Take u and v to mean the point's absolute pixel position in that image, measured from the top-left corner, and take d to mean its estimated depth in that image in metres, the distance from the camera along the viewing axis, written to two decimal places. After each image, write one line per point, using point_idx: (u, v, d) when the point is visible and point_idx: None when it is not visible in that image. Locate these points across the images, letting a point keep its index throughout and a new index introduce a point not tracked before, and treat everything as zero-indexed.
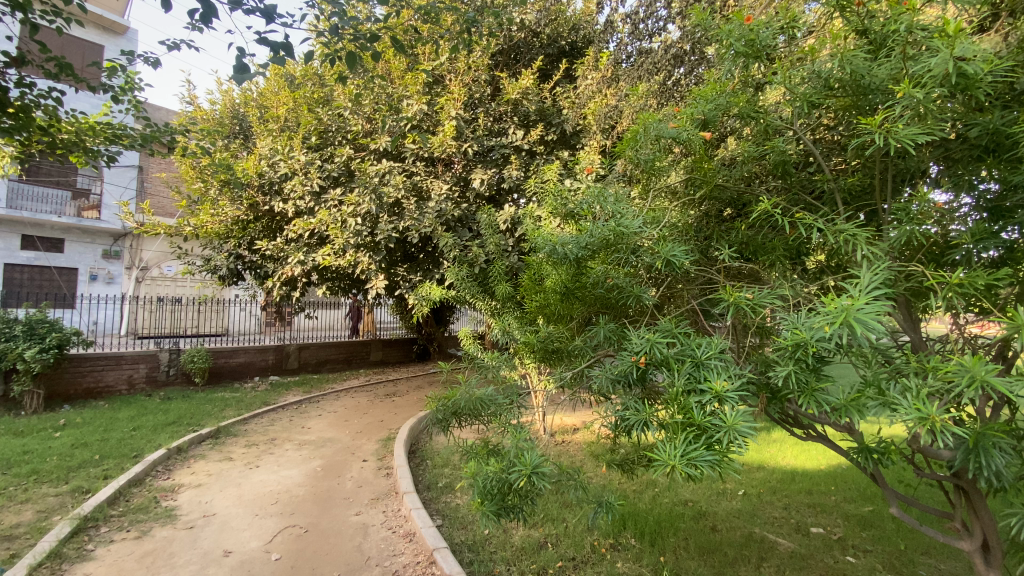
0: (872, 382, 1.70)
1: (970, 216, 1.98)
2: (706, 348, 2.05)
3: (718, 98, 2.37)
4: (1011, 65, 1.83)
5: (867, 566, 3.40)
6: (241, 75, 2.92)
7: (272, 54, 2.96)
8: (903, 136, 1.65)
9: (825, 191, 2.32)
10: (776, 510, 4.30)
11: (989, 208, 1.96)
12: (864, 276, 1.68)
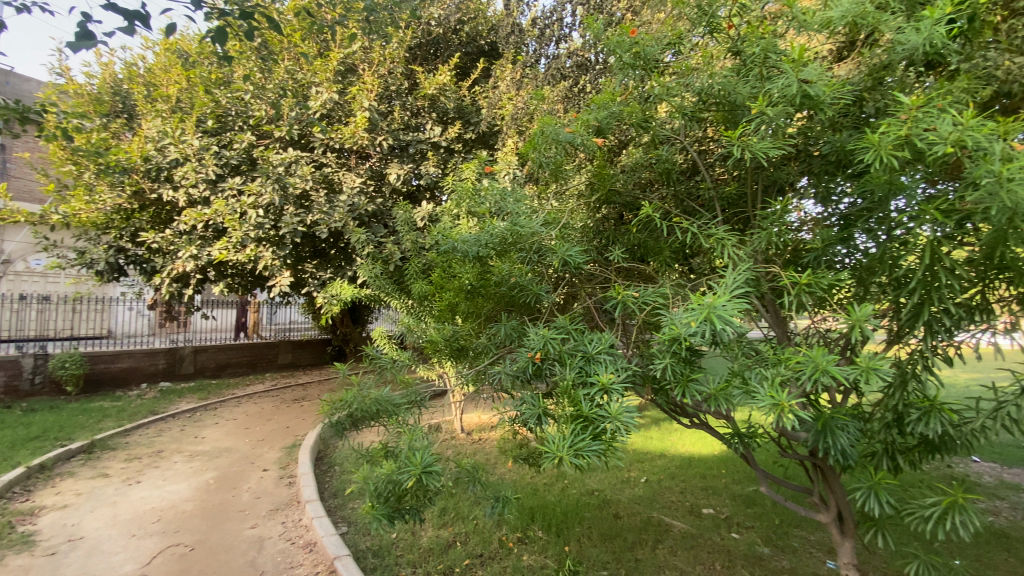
0: (737, 372, 1.88)
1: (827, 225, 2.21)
2: (597, 343, 2.16)
3: (612, 107, 2.49)
4: (860, 90, 2.06)
5: (748, 541, 3.73)
6: (83, 43, 2.69)
7: (124, 23, 2.74)
8: (757, 149, 1.85)
9: (708, 199, 2.51)
10: (674, 494, 4.61)
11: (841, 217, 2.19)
12: (727, 276, 1.88)
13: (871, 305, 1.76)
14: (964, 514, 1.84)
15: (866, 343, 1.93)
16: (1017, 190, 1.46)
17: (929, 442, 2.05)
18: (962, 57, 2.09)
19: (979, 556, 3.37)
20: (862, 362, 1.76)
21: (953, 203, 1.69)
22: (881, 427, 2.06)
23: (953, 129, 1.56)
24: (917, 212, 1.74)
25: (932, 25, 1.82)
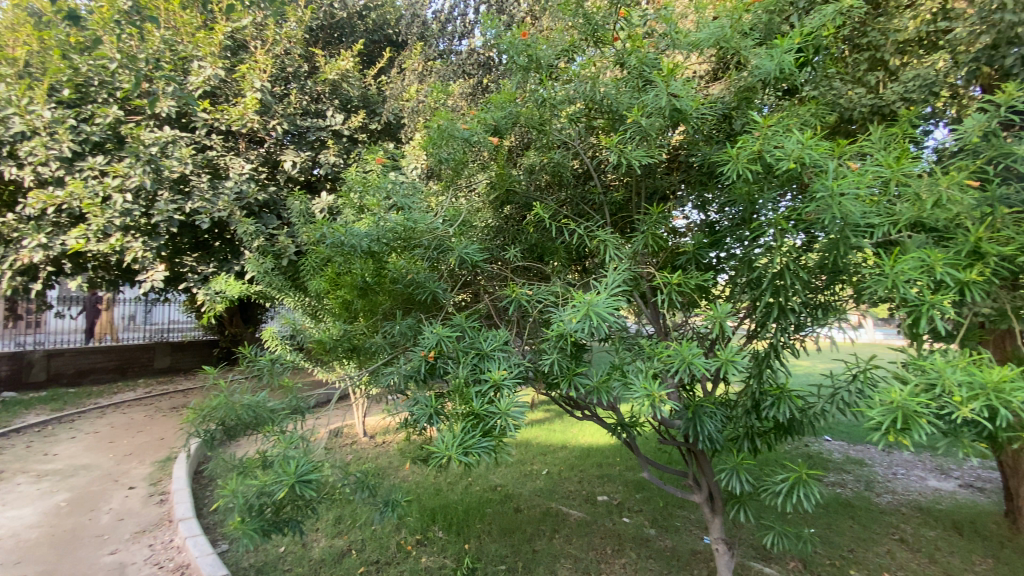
0: (619, 366, 1.98)
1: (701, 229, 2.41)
2: (491, 340, 2.16)
3: (508, 107, 2.49)
4: (727, 108, 2.25)
5: (636, 524, 3.98)
6: None
7: None
8: (630, 157, 1.98)
9: (599, 202, 2.62)
10: (572, 484, 4.81)
11: (715, 223, 2.36)
12: (608, 276, 1.98)
13: (732, 303, 1.94)
14: (808, 488, 2.08)
15: (729, 338, 2.10)
16: (845, 203, 1.66)
17: (782, 425, 2.29)
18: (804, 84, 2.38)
19: (826, 522, 3.88)
20: (724, 355, 1.92)
21: (799, 213, 1.88)
22: (743, 413, 2.27)
23: (796, 148, 1.73)
24: (770, 220, 1.92)
25: (783, 53, 2.03)
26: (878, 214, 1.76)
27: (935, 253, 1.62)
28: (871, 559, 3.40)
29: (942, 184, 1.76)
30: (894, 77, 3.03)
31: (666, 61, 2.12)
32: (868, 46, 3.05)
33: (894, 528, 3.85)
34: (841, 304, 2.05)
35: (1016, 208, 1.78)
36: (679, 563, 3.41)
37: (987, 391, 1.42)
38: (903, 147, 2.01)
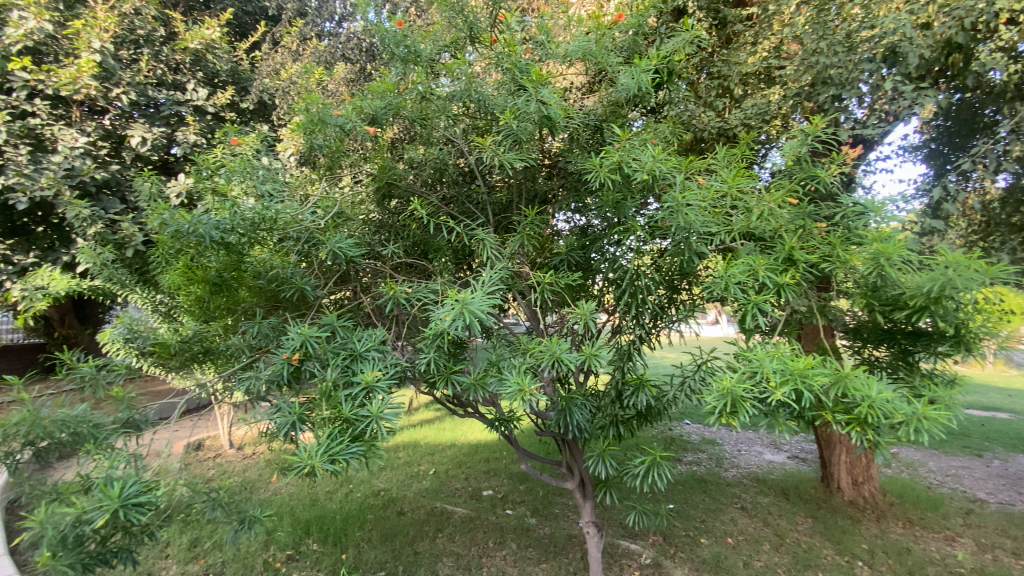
0: (495, 363, 2.01)
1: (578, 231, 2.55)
2: (366, 340, 2.07)
3: (387, 98, 2.39)
4: (598, 119, 2.39)
5: (519, 515, 4.10)
6: None
7: None
8: (503, 159, 2.04)
9: (482, 201, 2.63)
10: (459, 482, 4.82)
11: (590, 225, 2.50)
12: (485, 274, 1.98)
13: (595, 302, 2.07)
14: (661, 469, 2.29)
15: (596, 334, 2.25)
16: (688, 214, 1.85)
17: (643, 413, 2.50)
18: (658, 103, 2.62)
19: (685, 498, 4.33)
20: (588, 350, 2.05)
21: (653, 220, 2.06)
22: (609, 404, 2.44)
23: (649, 161, 1.89)
24: (630, 225, 2.08)
25: (641, 73, 2.21)
26: (717, 223, 1.99)
27: (759, 259, 1.87)
28: (718, 526, 3.86)
29: (766, 199, 2.04)
30: (737, 103, 3.41)
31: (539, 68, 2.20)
32: (717, 74, 3.40)
33: (738, 498, 4.40)
34: (692, 302, 2.28)
35: (823, 223, 2.09)
36: (556, 549, 3.58)
37: (795, 376, 1.66)
38: (740, 166, 2.29)
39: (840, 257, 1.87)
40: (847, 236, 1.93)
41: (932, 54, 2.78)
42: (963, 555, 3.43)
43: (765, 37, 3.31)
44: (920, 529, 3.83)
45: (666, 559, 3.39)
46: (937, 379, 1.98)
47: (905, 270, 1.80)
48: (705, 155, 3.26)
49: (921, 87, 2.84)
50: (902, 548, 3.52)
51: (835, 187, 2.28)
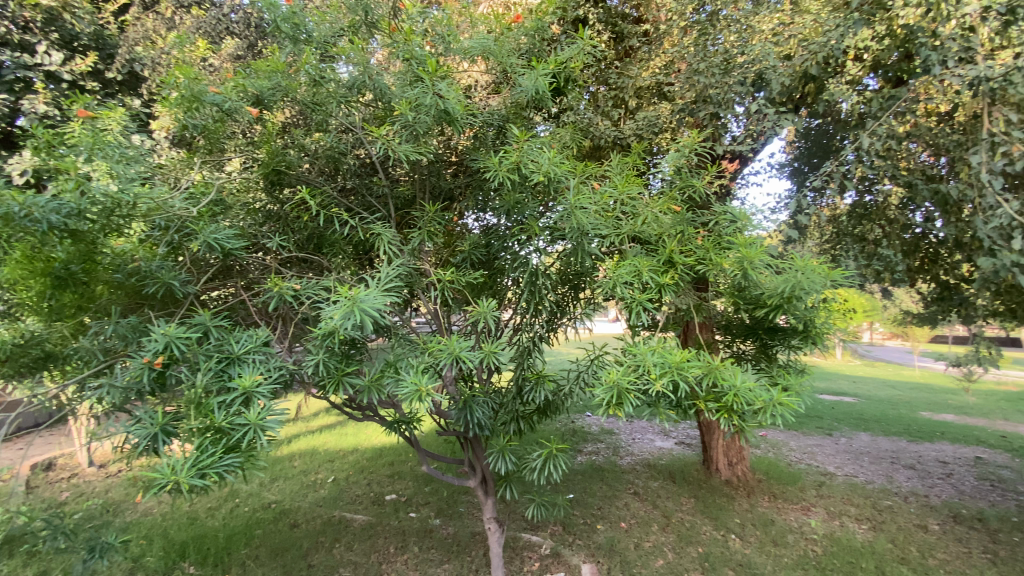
0: (392, 363, 1.94)
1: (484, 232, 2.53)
2: (246, 341, 1.90)
3: (274, 79, 2.21)
4: (500, 119, 2.41)
5: (422, 517, 4.03)
6: None
7: None
8: (398, 151, 1.98)
9: (382, 194, 2.53)
10: (360, 488, 4.63)
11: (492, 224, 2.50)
12: (380, 271, 1.90)
13: (495, 300, 2.08)
14: (557, 461, 2.37)
15: (495, 332, 2.26)
16: (580, 216, 1.93)
17: (543, 408, 2.56)
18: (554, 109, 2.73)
19: (584, 487, 4.54)
20: (486, 348, 2.06)
21: (551, 220, 2.11)
22: (510, 400, 2.47)
23: (544, 163, 1.94)
24: (528, 225, 2.12)
25: (539, 75, 2.25)
26: (608, 226, 2.09)
27: (643, 261, 2.00)
28: (613, 512, 4.09)
29: (651, 205, 2.18)
30: (631, 115, 3.63)
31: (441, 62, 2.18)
32: (615, 85, 3.61)
33: (631, 484, 4.70)
34: (587, 300, 2.38)
35: (701, 228, 2.28)
36: (459, 548, 3.57)
37: (672, 368, 1.79)
38: (632, 173, 2.43)
39: (712, 261, 2.05)
40: (719, 242, 2.12)
41: (793, 83, 3.08)
42: (814, 522, 3.94)
43: (656, 55, 3.52)
44: (782, 502, 4.34)
45: (565, 548, 3.53)
46: (790, 368, 2.24)
47: (765, 272, 2.01)
48: (602, 162, 3.43)
49: (782, 112, 3.15)
50: (768, 519, 3.96)
51: (706, 195, 2.54)
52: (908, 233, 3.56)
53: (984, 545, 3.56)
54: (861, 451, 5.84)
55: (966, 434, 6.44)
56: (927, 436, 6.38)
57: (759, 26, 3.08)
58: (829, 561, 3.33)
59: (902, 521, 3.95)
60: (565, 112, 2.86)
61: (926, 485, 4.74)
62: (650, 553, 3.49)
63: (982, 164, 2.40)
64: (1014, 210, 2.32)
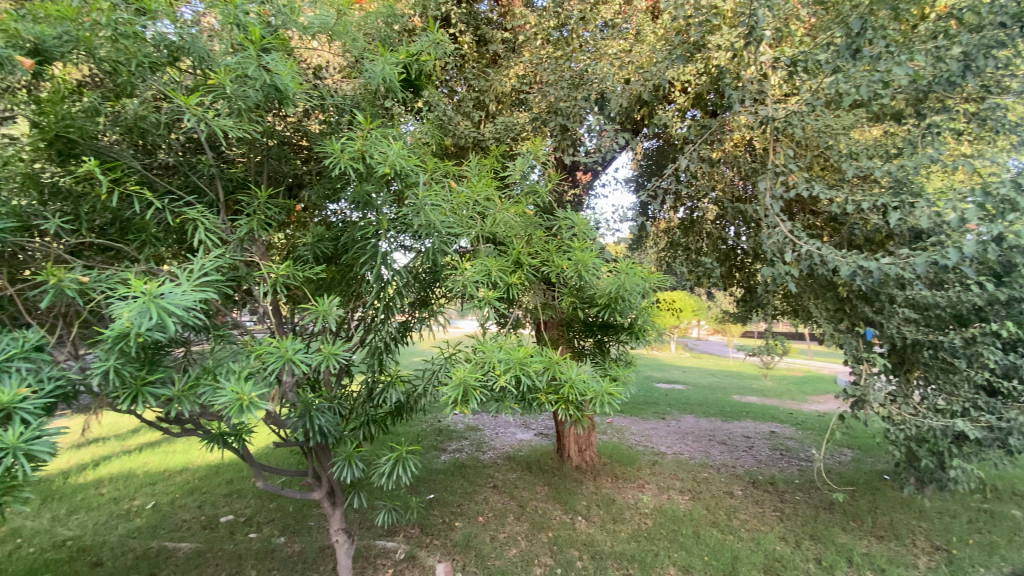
0: (209, 369, 1.74)
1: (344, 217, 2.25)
2: (7, 346, 1.53)
3: (56, 26, 1.82)
4: (349, 106, 2.30)
5: (263, 537, 3.67)
6: None
7: None
8: (216, 125, 1.78)
9: (210, 175, 2.23)
10: (187, 512, 4.06)
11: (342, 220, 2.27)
12: (193, 262, 1.66)
13: (337, 297, 1.95)
14: (407, 463, 2.29)
15: (332, 333, 2.15)
16: (428, 213, 1.90)
17: (394, 410, 2.47)
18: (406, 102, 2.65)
19: (444, 486, 4.53)
20: (327, 349, 1.91)
21: (400, 215, 2.02)
22: (359, 404, 2.37)
23: (390, 154, 1.87)
24: (377, 219, 2.01)
25: (385, 64, 2.15)
26: (460, 224, 2.09)
27: (493, 260, 2.04)
28: (471, 508, 4.15)
29: (501, 206, 2.24)
30: (491, 118, 3.70)
31: (273, 35, 1.99)
32: (476, 88, 3.65)
33: (491, 478, 4.82)
34: (438, 299, 2.35)
35: (549, 231, 2.39)
36: (305, 565, 3.31)
37: (515, 364, 1.86)
38: (487, 173, 2.46)
39: (555, 263, 2.17)
40: (563, 244, 2.25)
41: (629, 105, 3.44)
42: (647, 497, 4.42)
43: (515, 62, 3.61)
44: (622, 482, 4.79)
45: (420, 550, 3.48)
46: (620, 361, 2.46)
47: (599, 274, 2.19)
48: (461, 162, 3.45)
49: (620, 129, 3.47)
50: (610, 499, 4.35)
51: (552, 200, 2.68)
52: (721, 244, 4.16)
53: (773, 504, 4.32)
54: (687, 431, 6.72)
55: (763, 413, 7.80)
56: (736, 416, 7.59)
57: (607, 50, 3.34)
58: (657, 531, 3.77)
59: (715, 489, 4.62)
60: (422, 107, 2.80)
61: (733, 457, 5.63)
62: (504, 544, 3.59)
63: (770, 190, 2.89)
64: (788, 228, 2.85)
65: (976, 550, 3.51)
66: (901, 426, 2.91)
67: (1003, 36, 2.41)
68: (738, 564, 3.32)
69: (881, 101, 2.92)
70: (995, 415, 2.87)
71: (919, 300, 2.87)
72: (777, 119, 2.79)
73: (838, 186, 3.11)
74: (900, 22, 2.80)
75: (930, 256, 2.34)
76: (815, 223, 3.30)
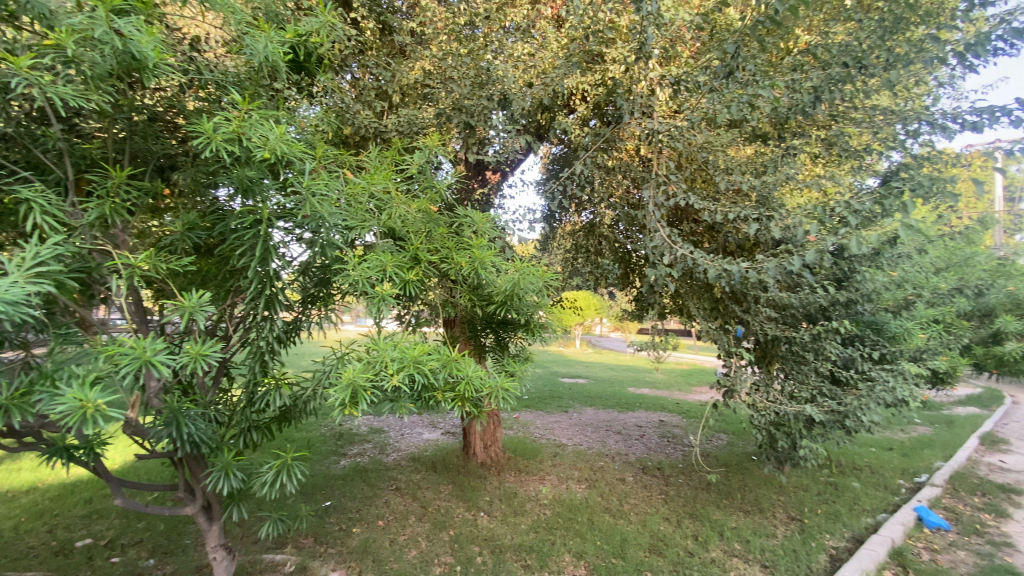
0: (45, 374, 1.50)
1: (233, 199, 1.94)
2: None
3: None
4: (228, 83, 2.10)
5: (126, 561, 3.25)
6: None
7: None
8: (54, 93, 1.55)
9: (55, 152, 1.93)
10: (29, 539, 3.48)
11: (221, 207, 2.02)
12: (24, 250, 1.43)
13: (208, 292, 1.77)
14: (292, 470, 2.13)
15: (202, 332, 1.96)
16: (315, 205, 1.80)
17: (280, 414, 2.30)
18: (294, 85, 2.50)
19: (342, 492, 4.34)
20: (194, 349, 1.73)
21: (288, 207, 1.87)
22: (239, 409, 2.19)
23: (270, 138, 1.75)
24: (257, 208, 1.84)
25: (269, 43, 2.00)
26: (352, 217, 1.99)
27: (388, 256, 1.98)
28: (371, 512, 4.01)
29: (400, 201, 2.17)
30: (394, 110, 3.57)
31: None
32: (378, 77, 3.51)
33: (394, 480, 4.69)
34: (331, 296, 2.23)
35: (451, 228, 2.36)
36: None
37: (409, 362, 1.82)
38: (387, 166, 2.38)
39: (454, 260, 2.16)
40: (462, 241, 2.24)
41: (531, 109, 3.54)
42: (547, 488, 4.57)
43: (420, 56, 3.54)
44: (525, 475, 4.90)
45: (313, 561, 3.29)
46: (517, 356, 2.59)
47: (496, 273, 2.22)
48: (359, 152, 3.29)
49: (522, 132, 3.58)
50: (511, 492, 4.44)
51: (451, 199, 2.66)
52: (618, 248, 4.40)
53: (659, 487, 4.67)
54: (587, 423, 7.05)
55: (655, 403, 8.42)
56: (630, 407, 8.11)
57: (511, 52, 3.48)
58: (555, 521, 3.91)
59: (609, 477, 4.90)
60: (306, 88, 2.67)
61: (627, 446, 6.01)
62: (404, 546, 3.52)
63: (653, 198, 3.13)
64: (667, 234, 3.10)
65: (822, 518, 4.06)
66: (762, 412, 3.29)
67: (845, 74, 2.80)
68: (627, 546, 3.54)
69: (752, 122, 3.26)
70: (836, 400, 3.33)
71: (778, 301, 3.27)
72: (662, 132, 3.01)
73: (716, 198, 3.43)
74: (767, 53, 3.14)
75: (786, 262, 2.66)
76: (697, 230, 3.61)
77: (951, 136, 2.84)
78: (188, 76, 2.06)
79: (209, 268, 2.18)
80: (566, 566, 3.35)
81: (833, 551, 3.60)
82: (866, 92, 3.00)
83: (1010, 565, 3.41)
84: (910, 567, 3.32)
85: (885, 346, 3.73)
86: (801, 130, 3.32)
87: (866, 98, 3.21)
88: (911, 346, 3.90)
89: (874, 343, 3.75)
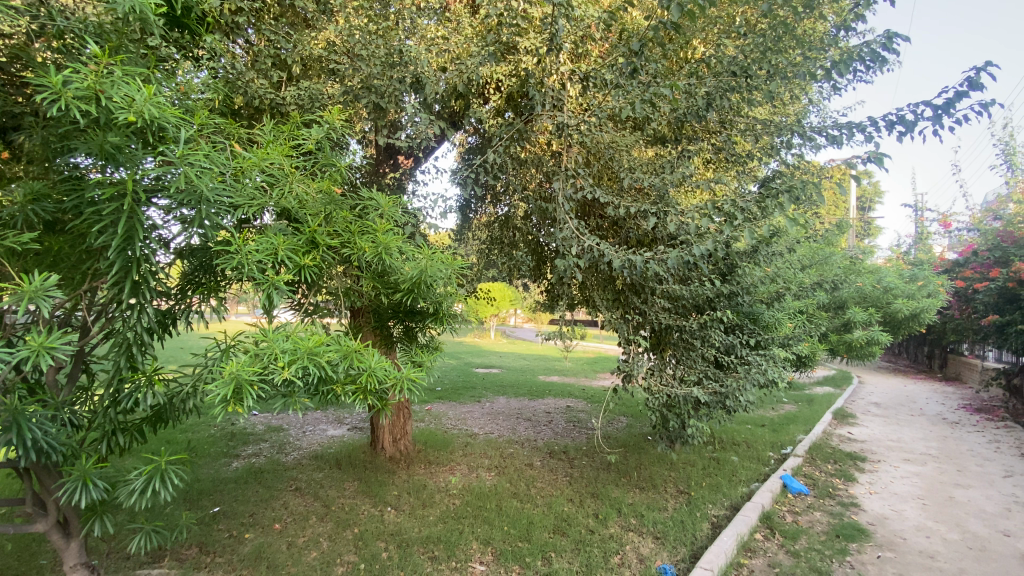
0: None
1: (90, 168, 1.66)
2: None
3: None
4: (85, 32, 1.80)
5: None
6: None
7: None
8: None
9: None
10: None
11: (71, 177, 1.72)
12: None
13: (56, 275, 1.53)
14: (167, 476, 1.89)
15: (49, 322, 1.69)
16: (192, 179, 1.61)
17: (154, 414, 2.04)
18: (171, 43, 2.31)
19: (234, 496, 4.00)
20: (36, 341, 1.48)
21: (160, 180, 1.65)
22: (100, 410, 1.92)
23: (135, 99, 1.53)
24: (121, 179, 1.61)
25: None
26: (238, 194, 1.82)
27: (280, 239, 1.84)
28: (266, 515, 3.75)
29: (297, 180, 2.02)
30: (294, 81, 3.32)
31: None
32: (275, 44, 3.23)
33: (293, 480, 4.43)
34: (217, 283, 2.02)
35: (354, 211, 2.23)
36: None
37: (304, 354, 1.70)
38: (283, 142, 2.20)
39: (356, 244, 2.04)
40: (366, 224, 2.13)
41: (444, 94, 3.46)
42: (456, 478, 4.57)
43: (321, 29, 3.34)
44: (434, 466, 4.84)
45: (197, 573, 3.00)
46: (427, 347, 2.53)
47: (402, 261, 2.15)
48: (253, 125, 3.01)
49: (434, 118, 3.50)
50: (421, 484, 4.37)
51: (350, 180, 2.51)
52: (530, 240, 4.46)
53: (565, 470, 4.87)
54: (498, 412, 7.15)
55: (563, 390, 8.75)
56: (540, 394, 8.36)
57: (425, 34, 3.47)
58: (464, 510, 3.92)
59: (518, 463, 5.02)
60: (176, 42, 2.37)
61: (535, 432, 6.19)
62: (303, 548, 3.33)
63: (562, 190, 3.21)
64: (575, 226, 3.21)
65: (706, 490, 4.48)
66: (656, 394, 3.54)
67: (733, 82, 3.05)
68: (533, 529, 3.65)
69: (653, 124, 3.45)
70: (720, 382, 3.67)
71: (671, 292, 3.53)
72: (571, 127, 3.08)
73: (620, 194, 3.59)
74: (666, 59, 3.34)
75: (679, 255, 2.87)
76: (603, 224, 3.75)
77: (817, 148, 3.23)
78: (35, 22, 1.76)
79: (60, 247, 1.87)
80: (474, 553, 3.37)
81: (714, 519, 3.98)
82: (751, 103, 3.30)
83: (852, 520, 3.99)
84: (776, 529, 3.77)
85: (759, 333, 4.16)
86: (695, 135, 3.59)
87: (749, 110, 3.54)
88: (779, 333, 4.42)
89: (751, 331, 4.16)
